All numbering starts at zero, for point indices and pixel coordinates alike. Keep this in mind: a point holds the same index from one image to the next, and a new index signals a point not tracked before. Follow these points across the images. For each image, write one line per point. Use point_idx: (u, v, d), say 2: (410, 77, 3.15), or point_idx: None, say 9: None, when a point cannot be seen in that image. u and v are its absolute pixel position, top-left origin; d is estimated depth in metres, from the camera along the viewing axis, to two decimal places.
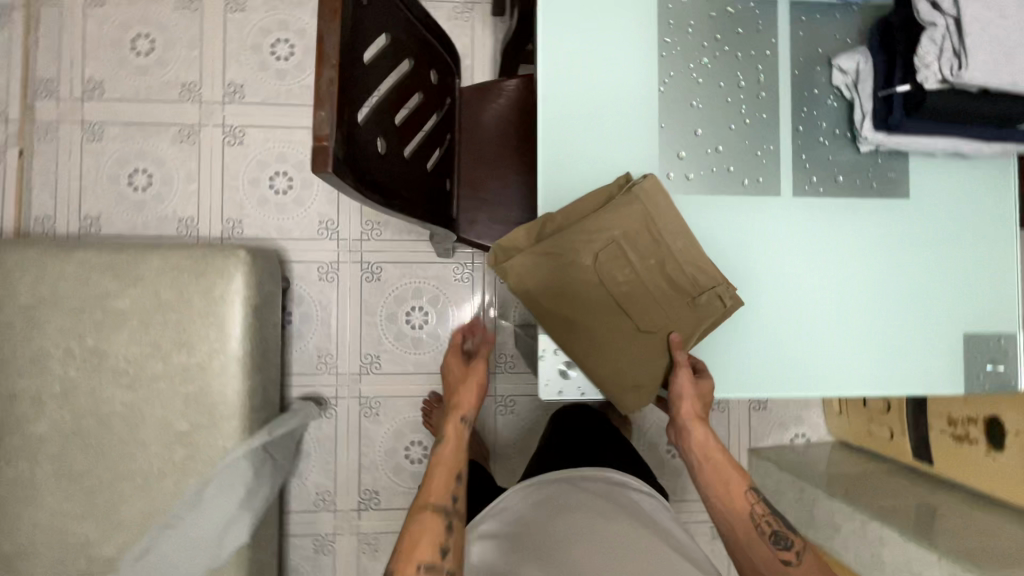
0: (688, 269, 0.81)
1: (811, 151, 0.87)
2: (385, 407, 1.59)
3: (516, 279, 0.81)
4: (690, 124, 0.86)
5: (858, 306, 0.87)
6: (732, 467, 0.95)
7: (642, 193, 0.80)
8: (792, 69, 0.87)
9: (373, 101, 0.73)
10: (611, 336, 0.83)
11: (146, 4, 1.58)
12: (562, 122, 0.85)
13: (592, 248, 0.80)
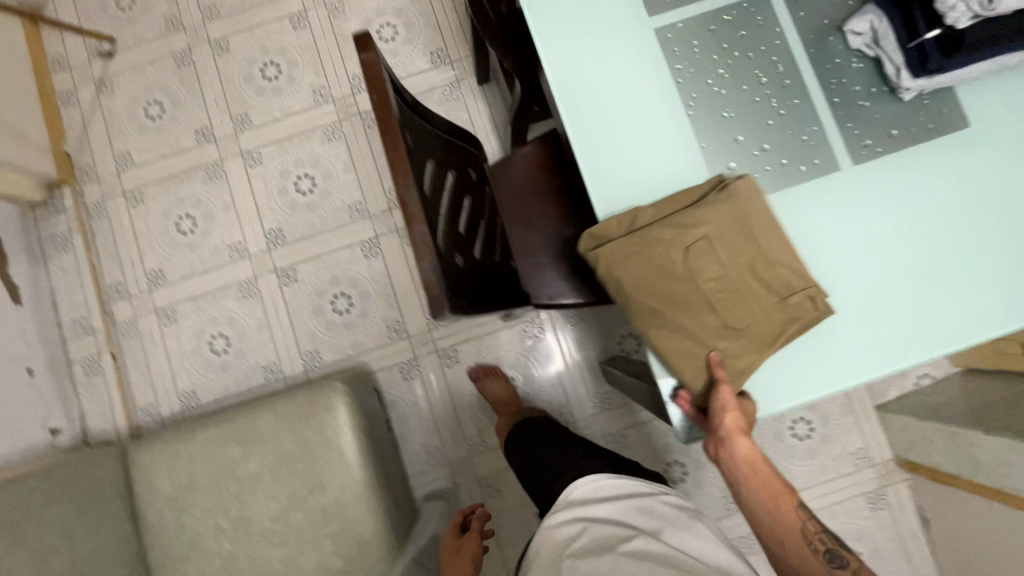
0: (782, 267, 0.81)
1: (854, 118, 0.86)
2: (503, 481, 1.60)
3: (605, 265, 0.83)
4: (729, 134, 0.87)
5: (918, 263, 0.84)
6: (778, 480, 0.82)
7: (736, 194, 0.81)
8: (806, 49, 0.88)
9: (442, 221, 0.78)
10: (697, 331, 0.81)
11: (178, 188, 1.72)
12: (611, 150, 0.87)
13: (683, 240, 0.81)
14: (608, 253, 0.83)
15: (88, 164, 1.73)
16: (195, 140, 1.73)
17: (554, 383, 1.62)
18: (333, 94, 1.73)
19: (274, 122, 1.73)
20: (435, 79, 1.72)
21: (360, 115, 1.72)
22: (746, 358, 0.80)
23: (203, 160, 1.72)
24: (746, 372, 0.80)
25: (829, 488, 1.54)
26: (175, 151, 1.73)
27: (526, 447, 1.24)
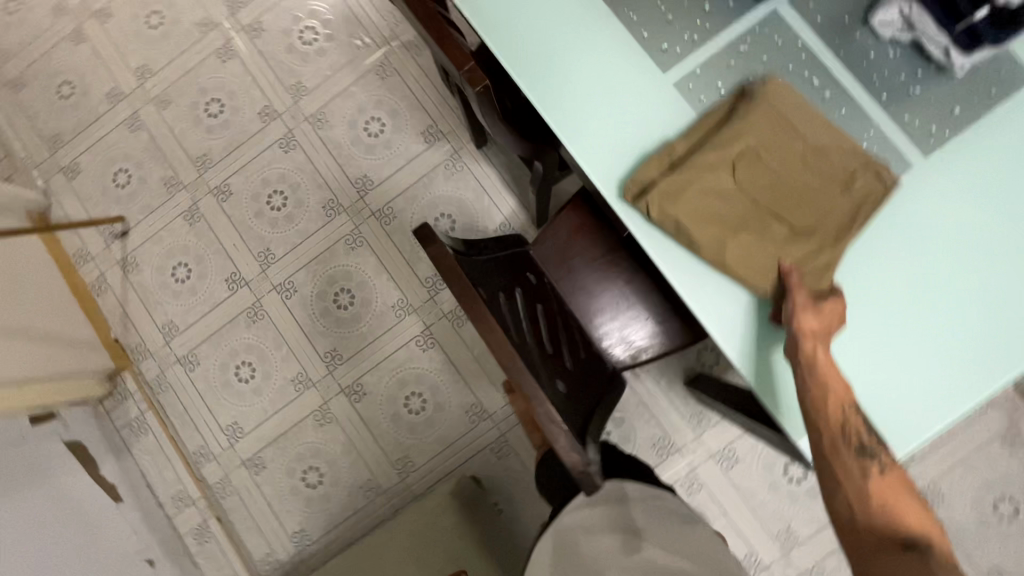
0: (835, 155, 0.80)
1: (911, 108, 0.81)
2: None
3: (659, 208, 0.80)
4: None
5: (939, 254, 0.80)
6: (834, 374, 0.75)
7: (768, 94, 0.81)
8: (836, 54, 0.83)
9: (528, 348, 0.78)
10: (766, 243, 0.80)
11: (227, 339, 1.73)
12: (634, 103, 0.85)
13: (728, 158, 0.80)
14: (658, 195, 0.80)
15: (137, 343, 1.76)
16: (228, 288, 1.75)
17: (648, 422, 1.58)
18: (343, 203, 1.73)
19: (296, 249, 1.74)
20: (435, 157, 1.71)
21: (374, 215, 1.72)
22: (826, 255, 0.79)
23: (241, 305, 1.74)
24: (832, 262, 0.79)
25: (957, 442, 1.49)
26: (213, 304, 1.75)
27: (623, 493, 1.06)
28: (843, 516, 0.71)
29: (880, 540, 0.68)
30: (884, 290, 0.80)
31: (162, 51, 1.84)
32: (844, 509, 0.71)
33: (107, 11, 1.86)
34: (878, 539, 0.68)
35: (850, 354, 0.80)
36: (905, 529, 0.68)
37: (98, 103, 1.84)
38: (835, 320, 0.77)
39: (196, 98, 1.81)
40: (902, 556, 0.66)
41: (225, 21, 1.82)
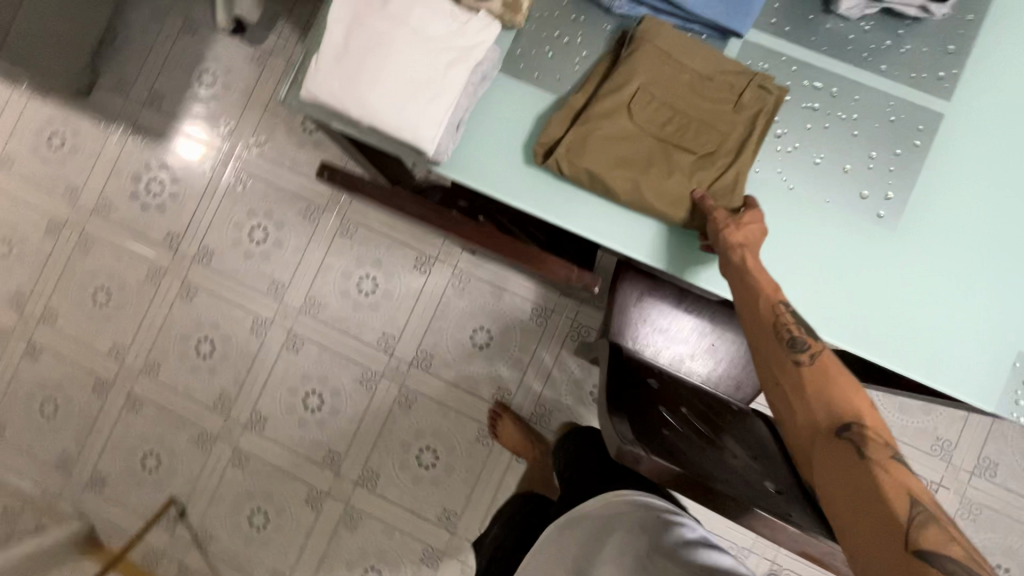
0: (720, 76, 0.80)
1: (912, 64, 0.83)
2: None
3: (567, 162, 0.81)
4: (837, 169, 0.83)
5: (1003, 201, 0.81)
6: (765, 275, 0.74)
7: (646, 34, 0.80)
8: (822, 50, 0.84)
9: (745, 467, 0.86)
10: (673, 170, 0.79)
11: (338, 558, 1.63)
12: (526, 105, 0.88)
13: (620, 104, 0.80)
14: (564, 151, 0.81)
15: None
16: (313, 509, 1.65)
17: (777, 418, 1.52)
18: (377, 370, 1.67)
19: (357, 436, 1.66)
20: (437, 283, 1.67)
21: (411, 365, 1.66)
22: (733, 169, 0.79)
23: (334, 518, 1.64)
24: (740, 175, 0.79)
25: None
26: (307, 532, 1.65)
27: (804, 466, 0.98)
28: (780, 408, 0.72)
29: (812, 432, 0.69)
30: (979, 246, 0.81)
31: (126, 321, 1.74)
32: (780, 401, 0.72)
33: (51, 312, 1.76)
34: (809, 430, 0.69)
35: (987, 319, 0.80)
36: (836, 410, 0.68)
37: (89, 402, 1.73)
38: (761, 228, 0.76)
39: (183, 347, 1.72)
40: (833, 444, 0.67)
41: (173, 262, 1.75)
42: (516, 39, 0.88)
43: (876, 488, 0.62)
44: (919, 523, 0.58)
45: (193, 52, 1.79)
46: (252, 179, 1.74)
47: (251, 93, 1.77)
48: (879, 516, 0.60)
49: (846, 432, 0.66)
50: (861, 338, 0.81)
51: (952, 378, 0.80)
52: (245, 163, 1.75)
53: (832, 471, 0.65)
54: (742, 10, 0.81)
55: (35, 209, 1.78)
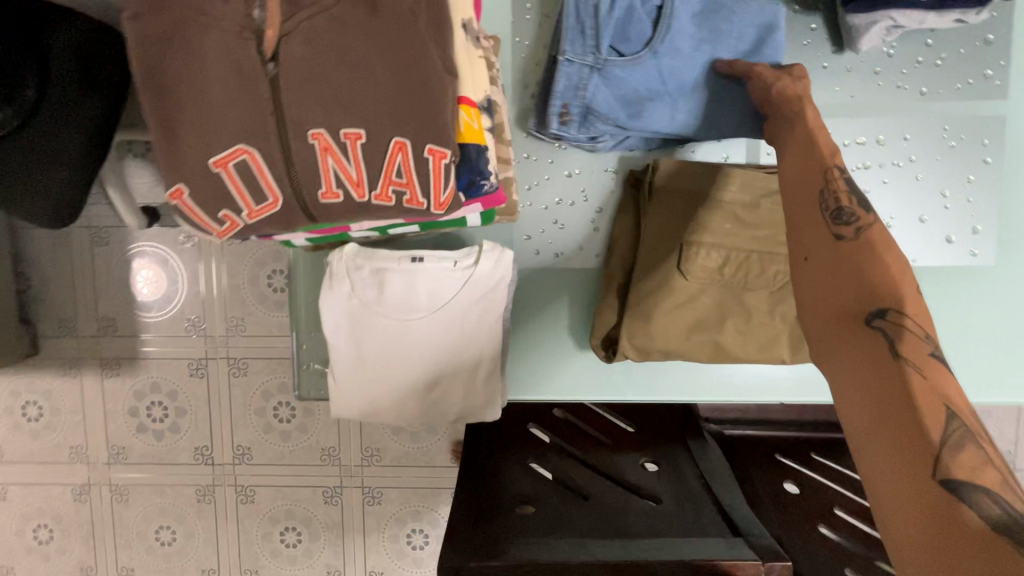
0: (766, 200, 0.69)
1: (954, 75, 0.71)
2: None
3: (634, 349, 0.71)
4: (913, 223, 0.74)
5: None
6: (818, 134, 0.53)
7: (666, 185, 0.69)
8: (850, 97, 0.73)
9: None
10: (750, 316, 0.70)
11: None
12: (560, 293, 0.76)
13: (668, 266, 0.70)
14: (629, 340, 0.70)
15: None
16: None
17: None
18: None
19: None
20: None
21: None
22: None
23: None
24: None
25: None
26: None
27: None
28: (799, 290, 0.49)
29: (830, 317, 0.45)
30: None
31: (203, 548, 1.51)
32: (801, 282, 0.49)
33: (126, 570, 1.54)
34: (825, 315, 0.45)
35: None
36: (875, 285, 0.43)
37: None
38: None
39: (269, 547, 1.51)
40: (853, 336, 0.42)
41: (216, 476, 1.48)
42: (516, 224, 0.75)
43: (897, 387, 0.38)
44: (950, 441, 0.35)
45: (116, 256, 1.42)
46: (249, 362, 1.43)
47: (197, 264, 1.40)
48: (898, 429, 0.37)
49: (877, 319, 0.41)
50: (1001, 382, 0.75)
51: None
52: (232, 351, 1.42)
53: (848, 372, 0.42)
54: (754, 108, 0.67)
55: (51, 488, 1.50)
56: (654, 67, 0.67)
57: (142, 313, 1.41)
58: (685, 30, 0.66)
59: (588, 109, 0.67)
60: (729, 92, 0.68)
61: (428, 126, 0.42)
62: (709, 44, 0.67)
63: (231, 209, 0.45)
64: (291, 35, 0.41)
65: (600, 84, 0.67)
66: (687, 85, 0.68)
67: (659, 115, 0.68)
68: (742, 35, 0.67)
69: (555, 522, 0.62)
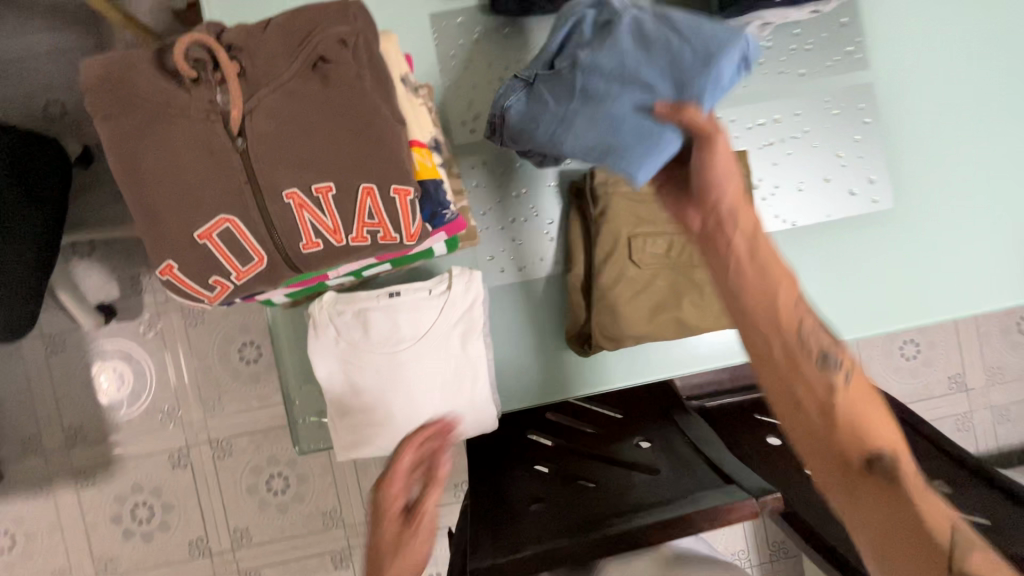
0: None
1: (823, 54, 0.83)
2: (926, 375, 1.58)
3: (607, 340, 0.77)
4: (821, 183, 0.84)
5: (951, 127, 0.86)
6: (778, 264, 0.52)
7: (605, 188, 0.77)
8: (744, 86, 0.83)
9: None
10: (701, 289, 0.77)
11: None
12: (530, 303, 0.82)
13: (621, 259, 0.77)
14: (600, 332, 0.76)
15: None
16: None
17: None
18: None
19: None
20: None
21: None
22: None
23: None
24: None
25: None
26: None
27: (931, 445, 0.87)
28: (792, 432, 0.52)
29: (837, 460, 0.49)
30: (957, 175, 0.86)
31: None
32: (797, 430, 0.51)
33: None
34: (831, 458, 0.49)
35: (990, 228, 0.86)
36: (866, 432, 0.49)
37: None
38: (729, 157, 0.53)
39: None
40: (861, 479, 0.48)
41: (217, 566, 1.42)
42: (478, 248, 0.81)
43: (914, 525, 0.45)
44: (963, 554, 0.44)
45: (76, 361, 1.38)
46: (233, 442, 1.39)
47: (162, 351, 1.37)
48: (927, 556, 0.44)
49: (876, 464, 0.48)
50: (924, 304, 0.85)
51: (1007, 294, 0.85)
52: (214, 432, 1.38)
53: (865, 510, 0.48)
54: (638, 147, 0.58)
55: None
56: (572, 85, 0.61)
57: (113, 412, 1.37)
58: (616, 47, 0.58)
59: (502, 116, 0.67)
60: (628, 120, 0.58)
61: (388, 170, 0.48)
62: (641, 67, 0.57)
63: (221, 274, 0.49)
64: (254, 111, 0.46)
65: (522, 94, 0.66)
66: (601, 103, 0.60)
67: (549, 136, 0.64)
68: (675, 58, 0.56)
69: (565, 511, 0.66)
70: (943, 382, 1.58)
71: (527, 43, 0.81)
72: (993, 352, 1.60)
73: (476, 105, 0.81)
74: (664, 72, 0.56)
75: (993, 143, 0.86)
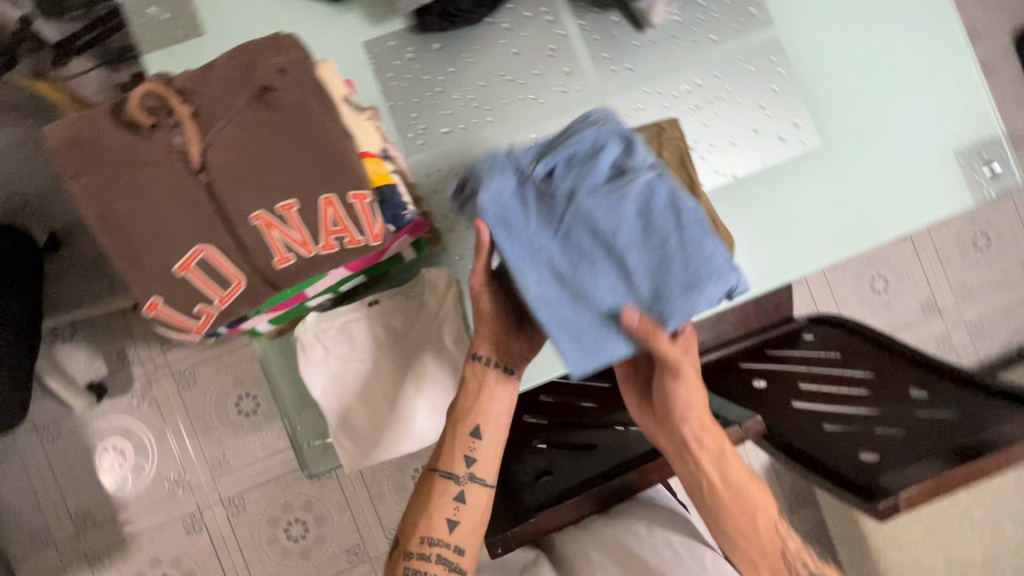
0: None
1: (729, 19, 0.91)
2: (899, 304, 1.65)
3: None
4: (751, 134, 0.91)
5: (858, 63, 0.93)
6: (752, 493, 0.65)
7: None
8: (664, 59, 0.90)
9: (872, 398, 0.89)
10: None
11: None
12: None
13: None
14: None
15: None
16: None
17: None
18: None
19: None
20: None
21: None
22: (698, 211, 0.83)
23: None
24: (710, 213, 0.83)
25: None
26: None
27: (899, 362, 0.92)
28: None
29: None
30: (872, 105, 0.93)
31: None
32: None
33: None
34: None
35: (909, 147, 0.93)
36: None
37: None
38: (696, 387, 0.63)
39: None
40: None
41: None
42: None
43: None
44: None
45: (74, 444, 1.37)
46: (245, 497, 1.37)
47: (159, 418, 1.37)
48: None
49: None
50: (864, 229, 0.92)
51: (935, 207, 0.92)
52: (224, 489, 1.37)
53: None
54: (605, 330, 0.57)
55: None
56: (560, 212, 0.57)
57: (120, 489, 1.36)
58: (619, 207, 0.56)
59: (476, 189, 0.61)
60: (600, 304, 0.56)
61: (344, 179, 0.52)
62: (636, 244, 0.55)
63: (204, 301, 0.52)
64: (212, 145, 0.50)
65: (507, 183, 0.58)
66: (578, 253, 0.56)
67: (511, 250, 0.58)
68: (663, 266, 0.55)
69: (570, 477, 0.74)
70: (915, 309, 1.65)
71: (459, 54, 0.87)
72: (956, 271, 1.67)
73: (421, 117, 0.86)
74: (646, 271, 0.55)
75: (901, 72, 0.93)
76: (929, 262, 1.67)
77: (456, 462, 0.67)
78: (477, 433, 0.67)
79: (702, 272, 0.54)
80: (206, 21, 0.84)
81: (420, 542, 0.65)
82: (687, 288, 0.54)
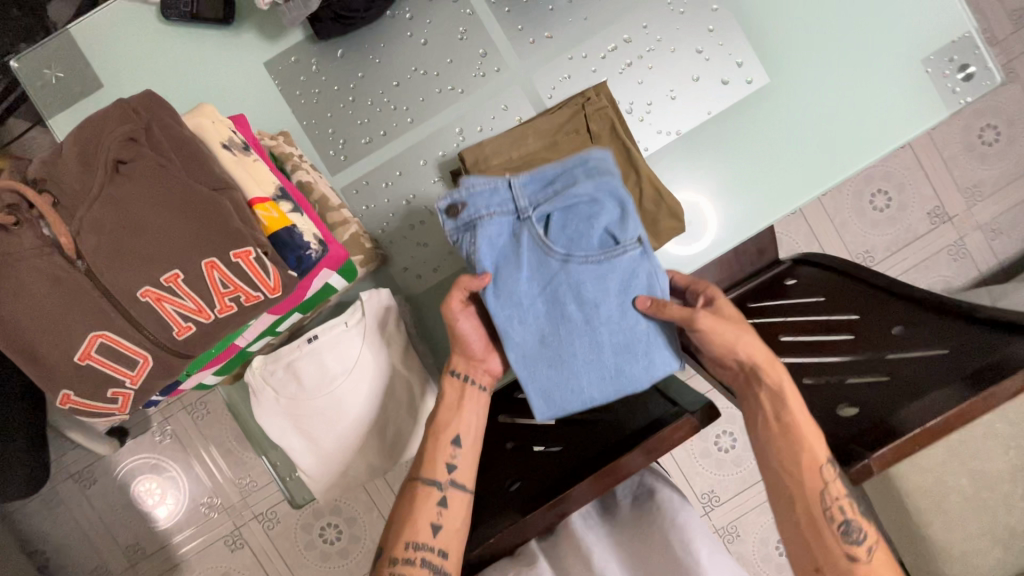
0: (559, 135, 0.78)
1: None
2: (906, 217, 1.55)
3: None
4: (690, 84, 0.84)
5: None
6: (806, 431, 0.64)
7: (476, 166, 0.77)
8: (583, 19, 0.83)
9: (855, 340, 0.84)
10: None
11: None
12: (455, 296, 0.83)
13: None
14: None
15: None
16: None
17: (697, 452, 1.33)
18: None
19: None
20: None
21: None
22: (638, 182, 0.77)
23: None
24: (653, 180, 0.77)
25: None
26: None
27: (884, 298, 0.86)
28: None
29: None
30: (820, 25, 0.84)
31: None
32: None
33: None
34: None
35: (867, 64, 0.84)
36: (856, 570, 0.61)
37: None
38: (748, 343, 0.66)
39: None
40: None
41: None
42: (391, 262, 0.83)
43: None
44: None
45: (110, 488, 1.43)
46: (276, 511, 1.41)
47: (182, 452, 1.42)
48: None
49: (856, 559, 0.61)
50: (828, 164, 0.85)
51: (906, 125, 0.84)
52: (256, 506, 1.41)
53: None
54: (569, 392, 0.67)
55: None
56: (554, 266, 0.67)
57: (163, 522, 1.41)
58: (603, 275, 0.67)
59: (473, 223, 0.67)
60: (569, 364, 0.67)
61: (223, 239, 0.50)
62: (613, 315, 0.67)
63: (117, 384, 0.52)
64: (82, 230, 0.48)
65: (506, 225, 0.68)
66: (561, 311, 0.67)
67: (503, 298, 0.67)
68: (631, 346, 0.67)
69: (537, 482, 0.72)
70: (924, 220, 1.55)
71: (365, 56, 0.82)
72: (964, 171, 1.55)
73: (339, 132, 0.82)
74: (615, 347, 0.67)
75: None
76: (932, 167, 1.55)
77: (438, 469, 0.67)
78: (457, 443, 0.69)
79: (655, 356, 0.67)
80: (103, 71, 0.81)
81: (404, 547, 0.63)
82: (642, 368, 0.67)
